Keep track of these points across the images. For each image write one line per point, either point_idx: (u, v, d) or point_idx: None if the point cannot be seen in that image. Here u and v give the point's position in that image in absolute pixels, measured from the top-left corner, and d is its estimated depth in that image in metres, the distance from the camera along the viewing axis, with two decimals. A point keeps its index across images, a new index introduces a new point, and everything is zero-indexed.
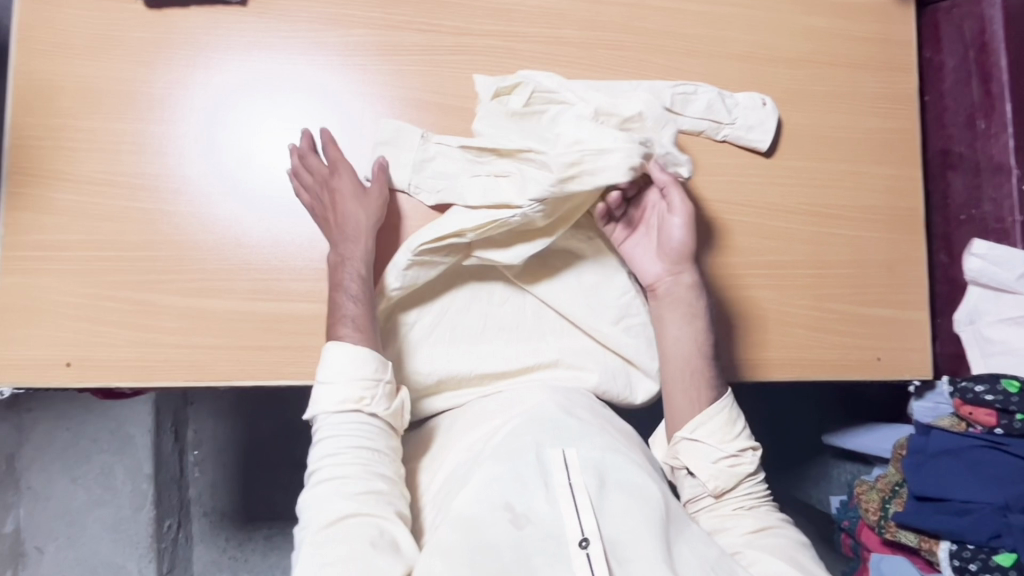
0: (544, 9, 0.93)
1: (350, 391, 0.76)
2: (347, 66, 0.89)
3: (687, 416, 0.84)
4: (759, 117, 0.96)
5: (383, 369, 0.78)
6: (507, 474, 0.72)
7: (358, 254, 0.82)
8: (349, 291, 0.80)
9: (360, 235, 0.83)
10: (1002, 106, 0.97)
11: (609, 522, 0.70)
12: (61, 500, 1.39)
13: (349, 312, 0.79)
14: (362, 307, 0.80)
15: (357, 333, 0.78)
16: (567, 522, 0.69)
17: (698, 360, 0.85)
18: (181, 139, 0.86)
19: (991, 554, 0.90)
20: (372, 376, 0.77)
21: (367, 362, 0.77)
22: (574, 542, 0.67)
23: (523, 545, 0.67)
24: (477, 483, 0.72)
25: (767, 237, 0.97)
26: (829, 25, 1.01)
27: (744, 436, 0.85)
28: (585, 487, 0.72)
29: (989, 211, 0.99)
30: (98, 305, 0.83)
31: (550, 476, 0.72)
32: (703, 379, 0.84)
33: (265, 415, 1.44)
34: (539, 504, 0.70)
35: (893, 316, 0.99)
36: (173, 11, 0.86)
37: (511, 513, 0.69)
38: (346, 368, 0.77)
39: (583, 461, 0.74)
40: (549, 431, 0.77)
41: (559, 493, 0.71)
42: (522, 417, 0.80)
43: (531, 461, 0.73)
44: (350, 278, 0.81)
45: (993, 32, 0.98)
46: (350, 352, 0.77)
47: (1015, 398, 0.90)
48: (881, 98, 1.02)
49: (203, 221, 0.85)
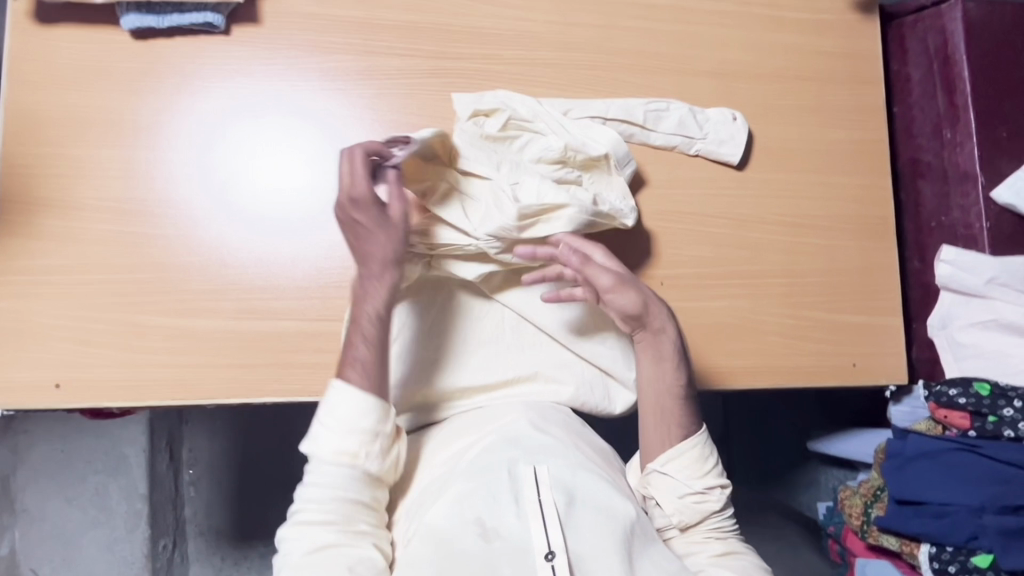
0: (519, 31, 0.97)
1: (347, 443, 0.75)
2: (328, 90, 0.92)
3: (658, 449, 0.84)
4: (729, 132, 0.98)
5: (384, 422, 0.76)
6: (477, 491, 0.74)
7: (383, 297, 0.79)
8: (363, 335, 0.78)
9: (388, 274, 0.80)
10: (966, 116, 0.99)
11: (577, 536, 0.72)
12: (56, 521, 1.40)
13: (358, 354, 0.77)
14: (374, 350, 0.78)
15: (362, 379, 0.76)
16: (535, 537, 0.70)
17: (671, 400, 0.84)
18: (168, 164, 0.88)
19: (969, 556, 0.90)
20: (371, 429, 0.75)
21: (369, 413, 0.75)
22: (541, 556, 0.69)
23: (491, 560, 0.69)
24: (449, 500, 0.74)
25: (741, 247, 0.99)
26: (796, 41, 1.04)
27: (715, 473, 0.84)
28: (554, 503, 0.73)
29: (957, 218, 1.01)
30: (87, 327, 0.85)
31: (519, 492, 0.74)
32: (678, 417, 0.84)
33: (258, 433, 1.45)
34: (508, 520, 0.72)
35: (867, 322, 1.01)
36: (159, 41, 0.89)
37: (481, 529, 0.71)
38: (350, 418, 0.75)
39: (552, 478, 0.75)
40: (521, 447, 0.79)
41: (529, 509, 0.72)
42: (496, 433, 0.82)
43: (503, 478, 0.75)
44: (366, 319, 0.78)
45: (955, 43, 1.01)
46: (354, 400, 0.75)
47: (987, 400, 0.92)
48: (849, 110, 1.05)
49: (189, 243, 0.88)
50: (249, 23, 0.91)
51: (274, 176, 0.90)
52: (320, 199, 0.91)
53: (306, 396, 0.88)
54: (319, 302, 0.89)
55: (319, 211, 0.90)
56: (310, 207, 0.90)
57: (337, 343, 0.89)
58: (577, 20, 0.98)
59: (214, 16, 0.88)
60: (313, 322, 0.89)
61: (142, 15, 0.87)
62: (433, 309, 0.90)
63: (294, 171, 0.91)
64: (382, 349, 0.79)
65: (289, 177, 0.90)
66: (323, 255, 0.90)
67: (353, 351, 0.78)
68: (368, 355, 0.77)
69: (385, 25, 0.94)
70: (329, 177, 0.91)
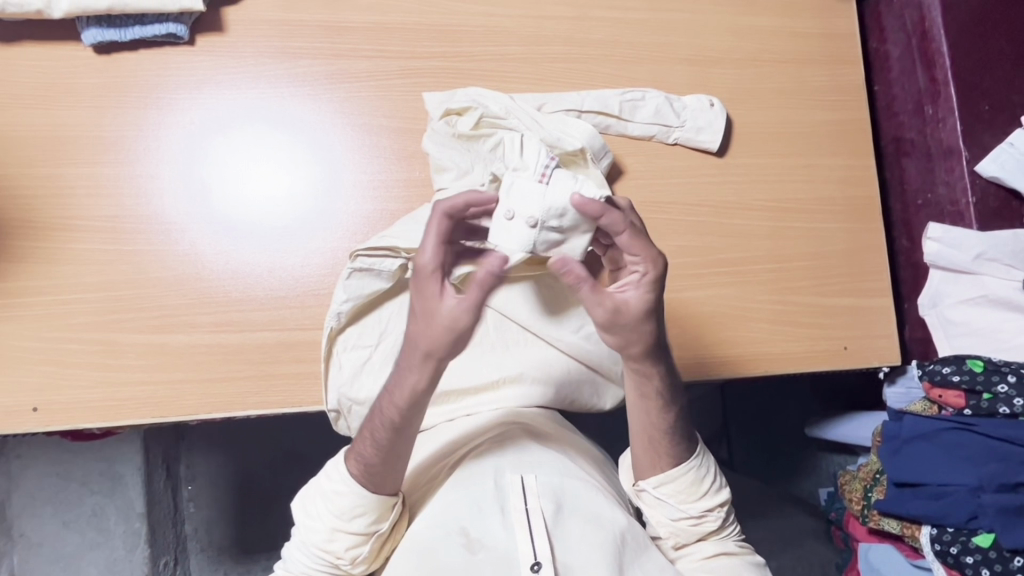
0: (489, 27, 0.95)
1: (339, 530, 0.73)
2: (298, 96, 0.91)
3: (648, 470, 0.80)
4: (707, 118, 0.97)
5: (381, 519, 0.74)
6: (463, 500, 0.74)
7: (401, 396, 0.69)
8: (372, 432, 0.71)
9: (411, 369, 0.68)
10: (947, 91, 0.98)
11: (564, 546, 0.72)
12: (54, 546, 1.39)
13: (361, 449, 0.72)
14: (378, 452, 0.71)
15: (361, 475, 0.73)
16: (520, 547, 0.70)
17: (653, 429, 0.78)
18: (137, 179, 0.87)
19: (970, 536, 0.89)
20: (365, 531, 0.73)
21: (365, 516, 0.73)
22: (527, 565, 0.69)
23: (474, 569, 0.69)
24: (435, 511, 0.75)
25: (725, 235, 0.98)
26: (770, 24, 1.03)
27: (710, 493, 0.81)
28: (541, 511, 0.73)
29: (943, 195, 1.00)
30: (62, 348, 0.84)
31: (506, 502, 0.74)
32: (663, 444, 0.79)
33: (255, 447, 1.43)
34: (494, 530, 0.72)
35: (856, 304, 1.00)
36: (122, 55, 0.88)
37: (465, 538, 0.71)
38: (343, 510, 0.73)
39: (540, 486, 0.75)
40: (511, 455, 0.78)
41: (515, 518, 0.72)
42: (486, 440, 0.81)
43: (490, 487, 0.75)
44: (384, 417, 0.70)
45: (933, 18, 0.99)
46: (351, 502, 0.72)
47: (982, 376, 0.90)
48: (828, 91, 1.03)
49: (162, 259, 0.86)
50: (214, 32, 0.90)
51: (243, 184, 0.89)
52: (292, 205, 0.89)
53: (290, 406, 0.87)
54: (298, 311, 0.88)
55: (294, 220, 0.89)
56: (285, 214, 0.89)
57: (318, 351, 0.87)
58: (547, 13, 0.97)
59: (177, 27, 0.87)
60: (292, 332, 0.87)
61: (103, 29, 0.86)
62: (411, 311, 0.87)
63: (264, 177, 0.89)
64: (389, 453, 0.71)
65: (258, 182, 0.89)
66: (300, 264, 0.88)
67: (361, 440, 0.73)
68: (369, 450, 0.71)
69: (353, 28, 0.92)
70: (302, 182, 0.90)
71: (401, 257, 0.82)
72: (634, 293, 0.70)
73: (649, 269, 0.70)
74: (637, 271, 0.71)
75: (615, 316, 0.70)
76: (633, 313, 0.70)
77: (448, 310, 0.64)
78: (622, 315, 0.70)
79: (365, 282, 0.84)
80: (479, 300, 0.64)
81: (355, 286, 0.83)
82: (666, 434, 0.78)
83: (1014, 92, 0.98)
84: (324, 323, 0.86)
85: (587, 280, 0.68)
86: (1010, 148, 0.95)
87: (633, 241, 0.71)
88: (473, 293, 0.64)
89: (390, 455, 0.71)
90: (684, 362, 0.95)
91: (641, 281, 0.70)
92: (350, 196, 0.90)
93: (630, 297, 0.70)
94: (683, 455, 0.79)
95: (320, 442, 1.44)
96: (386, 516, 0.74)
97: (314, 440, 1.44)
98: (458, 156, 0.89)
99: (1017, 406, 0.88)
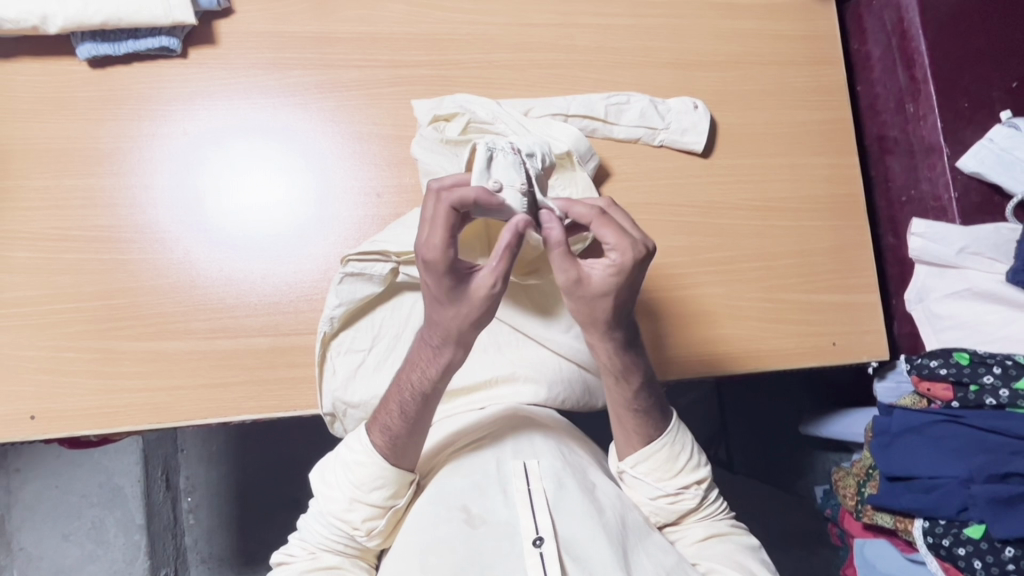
0: (475, 35, 0.97)
1: (357, 503, 0.75)
2: (289, 105, 0.93)
3: (628, 450, 0.82)
4: (692, 120, 0.98)
5: (398, 495, 0.76)
6: (466, 482, 0.76)
7: (431, 370, 0.73)
8: (397, 401, 0.74)
9: (444, 346, 0.72)
10: (927, 89, 1.00)
11: (567, 521, 0.74)
12: (54, 558, 1.39)
13: (387, 421, 0.74)
14: (405, 424, 0.74)
15: (385, 446, 0.75)
16: (522, 523, 0.73)
17: (624, 411, 0.80)
18: (132, 190, 0.89)
19: (962, 527, 0.90)
20: (383, 504, 0.75)
21: (384, 489, 0.75)
22: (529, 541, 0.72)
23: (476, 544, 0.72)
24: (435, 490, 0.77)
25: (712, 234, 1.00)
26: (752, 27, 1.05)
27: (687, 470, 0.82)
28: (543, 490, 0.75)
29: (926, 191, 1.01)
30: (60, 356, 0.85)
31: (508, 484, 0.76)
32: (637, 424, 0.80)
33: (253, 456, 1.44)
34: (497, 508, 0.74)
35: (843, 300, 1.01)
36: (116, 69, 0.90)
37: (466, 514, 0.74)
38: (364, 483, 0.75)
39: (543, 468, 0.77)
40: (513, 440, 0.80)
41: (517, 499, 0.74)
42: (488, 426, 0.83)
43: (490, 471, 0.77)
44: (411, 386, 0.74)
45: (911, 18, 1.01)
46: (372, 474, 0.74)
47: (967, 369, 0.91)
48: (811, 91, 1.05)
49: (159, 266, 0.88)
50: (206, 45, 0.92)
51: (235, 191, 0.90)
52: (284, 212, 0.91)
53: (284, 410, 0.88)
54: (291, 316, 0.89)
55: (288, 227, 0.91)
56: (277, 221, 0.91)
57: (311, 355, 0.89)
58: (532, 21, 0.99)
59: (170, 40, 0.89)
60: (285, 337, 0.89)
61: (98, 43, 0.88)
62: (405, 313, 0.89)
63: (255, 184, 0.91)
64: (414, 425, 0.74)
65: (249, 189, 0.91)
66: (293, 270, 0.90)
67: (385, 412, 0.75)
68: (395, 420, 0.74)
69: (343, 39, 0.95)
70: (294, 189, 0.92)
71: (391, 261, 0.84)
72: (601, 271, 0.70)
73: (620, 255, 0.69)
74: (609, 255, 0.70)
75: (576, 286, 0.71)
76: (597, 289, 0.70)
77: (477, 286, 0.68)
78: (585, 285, 0.70)
79: (358, 285, 0.85)
80: (506, 268, 0.68)
81: (346, 293, 0.84)
82: (632, 409, 0.79)
83: (992, 90, 1.00)
84: (318, 327, 0.86)
85: (561, 246, 0.69)
86: (989, 144, 0.96)
87: (604, 228, 0.70)
88: (500, 262, 0.68)
89: (416, 428, 0.74)
90: (674, 360, 0.96)
91: (610, 263, 0.70)
92: (343, 202, 0.92)
93: (594, 274, 0.70)
94: (656, 431, 0.81)
95: (318, 450, 1.44)
96: (404, 491, 0.76)
97: (312, 449, 1.44)
98: (444, 161, 0.89)
99: (1002, 397, 0.89)
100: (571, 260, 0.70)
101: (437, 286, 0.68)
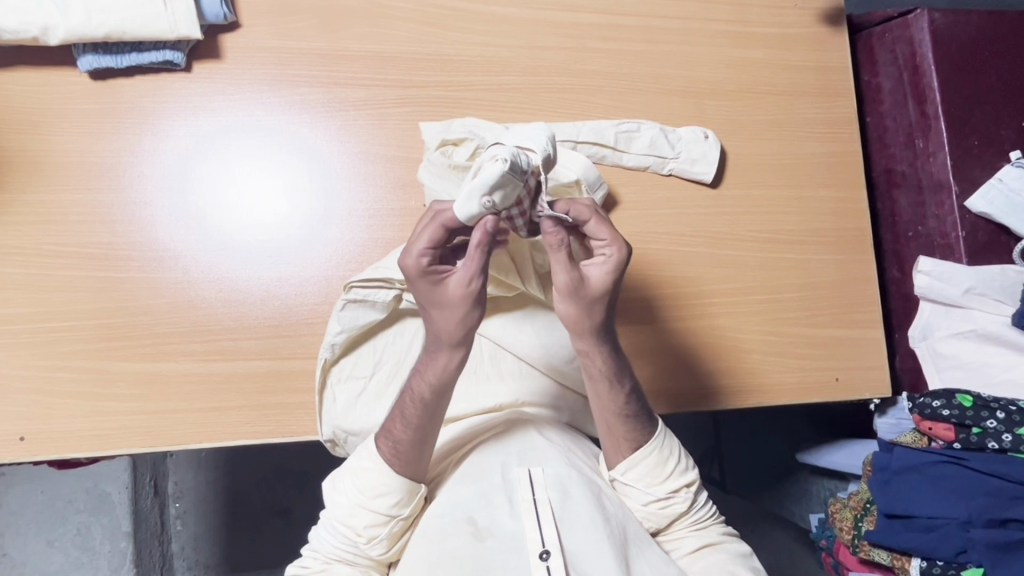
0: (486, 57, 0.96)
1: (362, 509, 0.73)
2: (295, 121, 0.91)
3: (617, 458, 0.78)
4: (701, 150, 0.98)
5: (404, 504, 0.73)
6: (471, 492, 0.74)
7: (430, 375, 0.71)
8: (399, 412, 0.73)
9: (442, 349, 0.70)
10: (937, 125, 0.99)
11: (572, 533, 0.72)
12: (37, 565, 1.35)
13: (392, 429, 0.73)
14: (409, 433, 0.72)
15: (389, 454, 0.73)
16: (529, 535, 0.71)
17: (614, 420, 0.76)
18: (130, 206, 0.87)
19: (959, 570, 0.88)
20: (388, 511, 0.73)
21: (388, 496, 0.73)
22: (535, 554, 0.69)
23: (483, 559, 0.69)
24: (443, 499, 0.75)
25: (718, 265, 0.99)
26: (765, 56, 1.04)
27: (676, 474, 0.78)
28: (547, 501, 0.73)
29: (933, 227, 1.01)
30: (51, 376, 0.83)
31: (514, 493, 0.74)
32: (627, 430, 0.77)
33: (245, 464, 1.41)
34: (502, 520, 0.72)
35: (847, 336, 1.01)
36: (117, 80, 0.88)
37: (473, 527, 0.71)
38: (369, 488, 0.73)
39: (547, 477, 0.75)
40: (516, 449, 0.78)
41: (522, 509, 0.73)
42: (493, 435, 0.82)
43: (497, 480, 0.75)
44: (416, 395, 0.72)
45: (923, 53, 1.00)
46: (376, 480, 0.72)
47: (971, 412, 0.90)
48: (821, 124, 1.05)
49: (157, 285, 0.86)
50: (210, 59, 0.90)
51: (236, 212, 0.88)
52: (286, 232, 0.89)
53: (282, 436, 0.86)
54: (290, 340, 0.87)
55: (289, 248, 0.89)
56: (279, 241, 0.89)
57: (310, 380, 0.87)
58: (544, 44, 0.98)
59: (174, 54, 0.87)
60: (283, 361, 0.87)
61: (100, 55, 0.86)
62: (407, 339, 0.87)
63: (257, 206, 0.89)
64: (418, 431, 0.72)
65: (250, 211, 0.89)
66: (294, 291, 0.88)
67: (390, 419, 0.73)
68: (399, 431, 0.72)
69: (350, 56, 0.93)
70: (298, 210, 0.90)
71: (395, 288, 0.82)
72: (598, 267, 0.70)
73: (615, 252, 0.70)
74: (605, 254, 0.70)
75: (578, 286, 0.70)
76: (596, 289, 0.70)
77: (453, 288, 0.67)
78: (584, 287, 0.70)
79: (360, 307, 0.83)
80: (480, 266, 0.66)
81: (345, 313, 0.83)
82: (623, 415, 0.76)
83: (1002, 128, 1.00)
84: (318, 354, 0.85)
85: (565, 247, 0.69)
86: (998, 184, 0.96)
87: (599, 225, 0.70)
88: (474, 260, 0.66)
89: (421, 435, 0.72)
90: (676, 392, 0.95)
91: (605, 259, 0.70)
92: (346, 224, 0.90)
93: (592, 271, 0.70)
94: (644, 436, 0.77)
95: (314, 460, 1.42)
96: (409, 501, 0.74)
97: (308, 458, 1.43)
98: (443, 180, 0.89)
99: (1005, 442, 0.89)
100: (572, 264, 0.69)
101: (417, 290, 0.68)
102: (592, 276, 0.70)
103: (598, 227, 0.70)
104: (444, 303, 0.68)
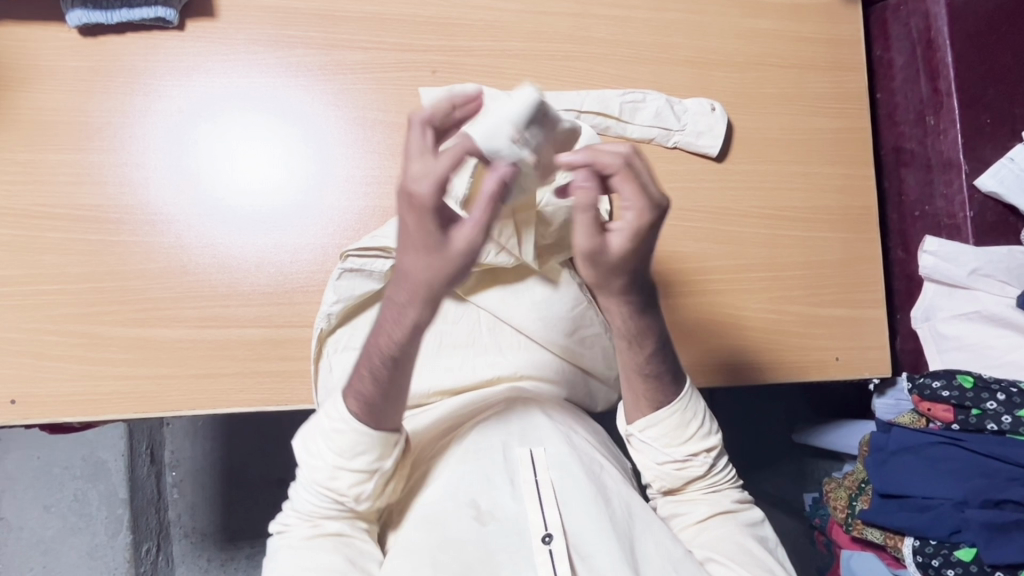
0: (488, 21, 0.93)
1: (340, 469, 0.70)
2: (290, 86, 0.88)
3: (637, 415, 0.77)
4: (708, 123, 0.95)
5: (384, 456, 0.71)
6: (474, 471, 0.74)
7: (396, 332, 0.63)
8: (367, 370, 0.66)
9: (409, 303, 0.61)
10: (950, 102, 0.97)
11: (572, 516, 0.72)
12: (34, 530, 1.35)
13: (360, 387, 0.68)
14: (380, 393, 0.67)
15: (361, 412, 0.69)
16: (530, 518, 0.71)
17: (637, 381, 0.75)
18: (121, 167, 0.85)
19: (953, 549, 0.88)
20: (370, 467, 0.70)
21: (367, 454, 0.70)
22: (537, 536, 0.70)
23: (485, 541, 0.70)
24: (444, 481, 0.74)
25: (721, 242, 0.97)
26: (775, 28, 1.01)
27: (697, 437, 0.77)
28: (549, 483, 0.73)
29: (940, 207, 0.99)
30: (42, 340, 0.82)
31: (515, 473, 0.74)
32: (647, 389, 0.75)
33: (242, 433, 1.40)
34: (504, 501, 0.72)
35: (848, 315, 0.99)
36: (108, 38, 0.85)
37: (475, 510, 0.71)
38: (346, 448, 0.70)
39: (549, 458, 0.75)
40: (517, 430, 0.77)
41: (525, 490, 0.73)
42: (495, 412, 0.80)
43: (498, 460, 0.74)
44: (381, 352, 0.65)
45: (938, 27, 0.97)
46: (352, 440, 0.69)
47: (971, 393, 0.90)
48: (831, 99, 1.02)
49: (149, 251, 0.84)
50: (204, 17, 0.87)
51: (231, 180, 0.86)
52: (279, 199, 0.87)
53: (275, 405, 0.86)
54: (285, 308, 0.86)
55: (284, 215, 0.87)
56: (275, 209, 0.87)
57: (305, 350, 0.86)
58: (549, 10, 0.95)
59: (166, 11, 0.84)
60: (277, 329, 0.86)
61: (89, 10, 0.83)
62: None
63: (249, 174, 0.87)
64: (389, 391, 0.67)
65: (242, 179, 0.87)
66: (290, 259, 0.87)
67: (357, 378, 0.68)
68: (368, 388, 0.67)
69: (349, 17, 0.90)
70: (294, 178, 0.88)
71: (392, 258, 0.81)
72: (619, 239, 0.61)
73: (636, 215, 0.60)
74: (626, 214, 0.61)
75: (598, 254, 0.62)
76: (615, 254, 0.62)
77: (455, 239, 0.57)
78: (605, 252, 0.62)
79: (358, 276, 0.81)
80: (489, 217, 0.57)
81: (344, 281, 0.81)
82: (642, 373, 0.74)
83: (1016, 107, 0.97)
84: (314, 323, 0.84)
85: (590, 206, 0.60)
86: (1009, 164, 0.95)
87: (624, 182, 0.60)
88: (482, 211, 0.57)
89: (391, 392, 0.68)
90: None
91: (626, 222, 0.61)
92: (342, 192, 0.89)
93: (614, 239, 0.61)
94: (668, 397, 0.76)
95: None
96: (389, 453, 0.71)
97: None
98: None
99: (1005, 423, 0.88)
100: (596, 229, 0.61)
101: (416, 229, 0.57)
102: (612, 244, 0.62)
103: (624, 186, 0.60)
104: (427, 255, 0.58)
